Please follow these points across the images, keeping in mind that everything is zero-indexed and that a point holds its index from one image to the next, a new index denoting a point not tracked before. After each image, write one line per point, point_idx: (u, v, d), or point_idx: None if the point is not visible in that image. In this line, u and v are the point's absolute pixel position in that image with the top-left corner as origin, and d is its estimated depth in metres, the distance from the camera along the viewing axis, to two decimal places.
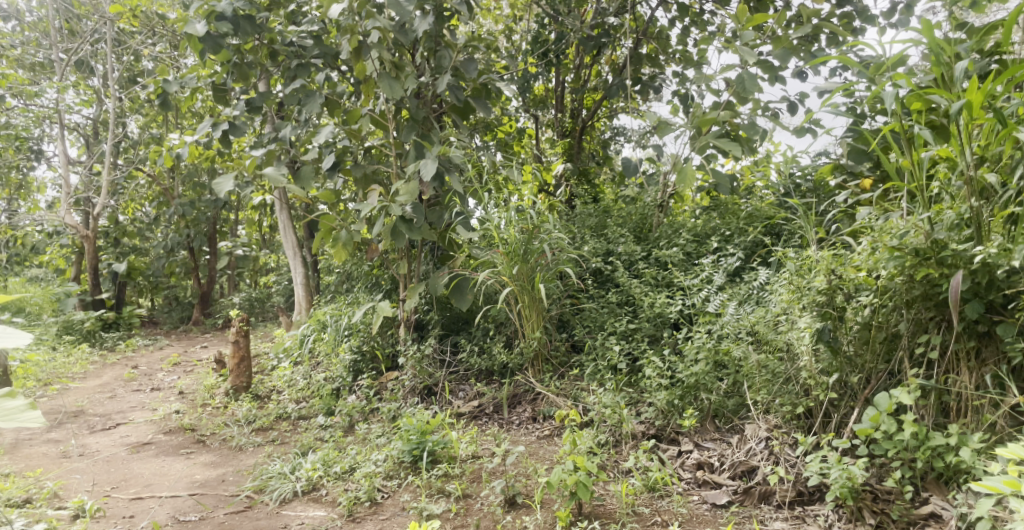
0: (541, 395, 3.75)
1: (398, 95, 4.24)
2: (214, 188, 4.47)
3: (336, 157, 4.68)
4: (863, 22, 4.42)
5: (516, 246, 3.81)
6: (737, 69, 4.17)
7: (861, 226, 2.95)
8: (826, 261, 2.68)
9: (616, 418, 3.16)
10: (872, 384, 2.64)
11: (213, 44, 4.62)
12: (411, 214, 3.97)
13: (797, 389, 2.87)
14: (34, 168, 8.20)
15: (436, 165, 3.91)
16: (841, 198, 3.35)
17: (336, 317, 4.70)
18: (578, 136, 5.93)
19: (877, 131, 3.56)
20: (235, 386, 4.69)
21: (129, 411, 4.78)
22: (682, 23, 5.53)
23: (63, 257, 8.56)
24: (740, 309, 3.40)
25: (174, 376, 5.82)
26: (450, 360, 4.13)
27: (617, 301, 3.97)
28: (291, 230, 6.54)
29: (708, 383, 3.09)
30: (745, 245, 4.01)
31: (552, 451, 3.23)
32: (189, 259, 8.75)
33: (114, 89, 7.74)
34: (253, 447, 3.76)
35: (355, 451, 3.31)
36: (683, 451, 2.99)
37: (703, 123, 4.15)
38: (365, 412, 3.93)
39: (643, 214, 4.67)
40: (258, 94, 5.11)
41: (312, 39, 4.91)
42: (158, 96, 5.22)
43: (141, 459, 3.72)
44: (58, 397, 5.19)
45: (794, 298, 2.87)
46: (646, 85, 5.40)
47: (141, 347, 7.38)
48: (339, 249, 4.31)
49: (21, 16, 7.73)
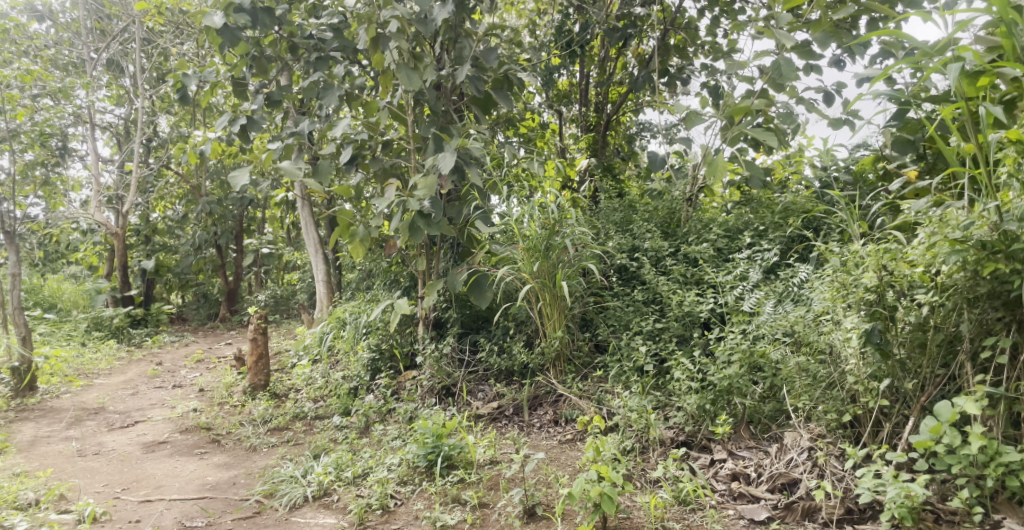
0: (564, 397, 3.59)
1: (417, 87, 4.09)
2: (229, 182, 4.37)
3: (354, 151, 4.56)
4: (906, 6, 4.14)
5: (538, 242, 3.65)
6: (772, 55, 3.95)
7: (911, 220, 2.72)
8: (876, 256, 2.49)
9: (642, 423, 2.99)
10: (929, 391, 2.43)
11: (230, 37, 4.45)
12: (430, 209, 3.82)
13: (842, 395, 2.66)
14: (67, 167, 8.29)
15: (456, 157, 3.76)
16: (892, 189, 3.13)
17: (355, 315, 4.58)
18: (603, 130, 5.75)
19: (929, 119, 3.33)
20: (253, 384, 4.59)
21: (148, 409, 4.71)
22: (712, 13, 5.30)
23: (92, 254, 8.61)
24: (778, 308, 3.19)
25: (196, 373, 5.77)
26: (469, 359, 3.99)
27: (644, 299, 3.78)
28: (312, 226, 6.45)
29: (743, 387, 2.90)
30: (781, 241, 3.80)
31: (575, 457, 3.06)
32: (216, 256, 8.73)
33: (142, 88, 7.74)
34: (267, 448, 3.65)
35: (370, 454, 3.18)
36: (716, 460, 2.80)
37: (736, 113, 3.91)
38: (382, 413, 3.80)
39: (670, 209, 4.45)
40: (277, 88, 5.00)
41: (331, 30, 4.78)
42: (178, 91, 5.15)
43: (155, 459, 3.64)
44: (82, 394, 5.15)
45: (838, 296, 2.66)
46: (673, 77, 5.22)
47: (167, 344, 7.36)
48: (356, 246, 4.18)
49: (55, 16, 7.77)
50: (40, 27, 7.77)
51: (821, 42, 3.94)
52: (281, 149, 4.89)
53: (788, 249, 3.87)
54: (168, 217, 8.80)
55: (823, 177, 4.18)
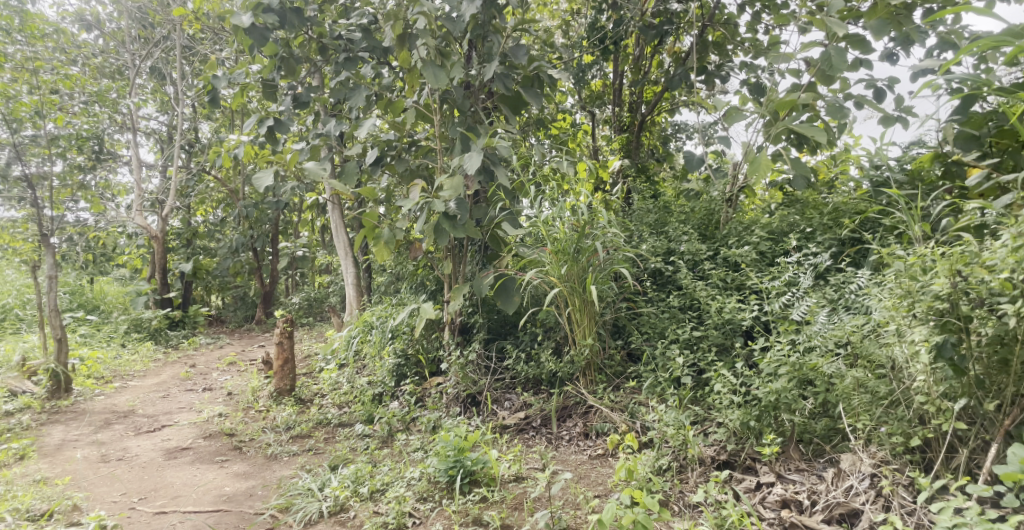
0: (594, 409, 3.40)
1: (444, 84, 3.90)
2: (253, 183, 4.27)
3: (379, 152, 4.43)
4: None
5: (567, 244, 3.47)
6: (821, 45, 3.69)
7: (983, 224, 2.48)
8: (947, 260, 2.22)
9: (679, 439, 2.79)
10: (1014, 414, 2.17)
11: (259, 37, 4.23)
12: (455, 211, 3.65)
13: (909, 416, 2.42)
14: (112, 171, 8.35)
15: (482, 157, 3.62)
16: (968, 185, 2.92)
17: (382, 319, 4.45)
18: (637, 131, 5.51)
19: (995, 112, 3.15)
20: (279, 389, 4.34)
21: (177, 413, 4.45)
22: (753, 9, 5.04)
23: (135, 256, 8.65)
24: (832, 317, 2.93)
25: (227, 376, 5.51)
26: (495, 366, 3.82)
27: (680, 305, 3.55)
28: (342, 228, 6.34)
29: (791, 403, 2.66)
30: (831, 244, 3.55)
31: (606, 475, 2.86)
32: (252, 259, 8.69)
33: (182, 95, 7.75)
34: (287, 457, 3.49)
35: (390, 467, 3.04)
36: (763, 484, 2.58)
37: (781, 107, 3.65)
38: (405, 421, 3.65)
39: (709, 210, 4.21)
40: (305, 89, 4.86)
41: (360, 30, 4.61)
42: (207, 93, 4.73)
43: (176, 466, 3.49)
44: (115, 396, 4.95)
45: (901, 304, 2.40)
46: (712, 74, 4.97)
47: (203, 347, 7.33)
48: (381, 248, 4.02)
49: (102, 25, 7.67)
50: (88, 37, 7.69)
51: (875, 29, 3.67)
52: (308, 151, 4.77)
53: (839, 253, 3.61)
54: (208, 221, 8.81)
55: (874, 177, 3.77)
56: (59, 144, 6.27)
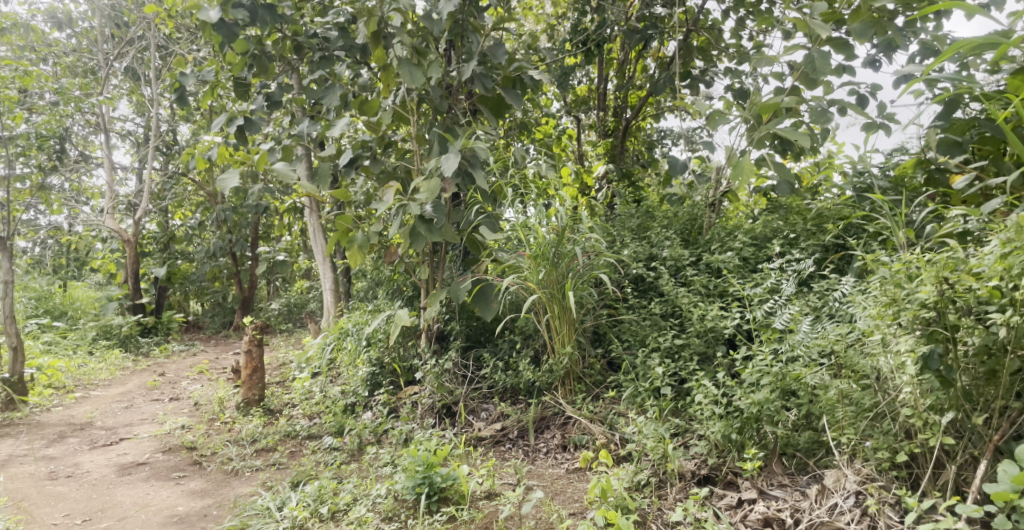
0: (573, 420, 3.29)
1: (420, 83, 3.78)
2: (219, 184, 4.12)
3: (354, 153, 4.29)
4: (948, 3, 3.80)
5: (546, 249, 3.36)
6: (804, 48, 3.61)
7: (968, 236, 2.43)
8: (934, 266, 2.13)
9: (659, 453, 2.70)
10: (1003, 428, 2.08)
11: (227, 33, 4.04)
12: (431, 214, 3.53)
13: (895, 430, 2.34)
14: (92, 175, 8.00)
15: (459, 159, 3.51)
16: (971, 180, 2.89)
17: (358, 326, 4.31)
18: (622, 136, 5.42)
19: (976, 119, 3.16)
20: (247, 399, 4.18)
21: (137, 425, 4.28)
22: (738, 14, 4.97)
23: (107, 261, 8.42)
24: (816, 326, 2.85)
25: (197, 384, 5.32)
26: (472, 375, 3.70)
27: (662, 312, 3.45)
28: (321, 233, 6.19)
29: (773, 415, 2.57)
30: (814, 249, 3.49)
31: (582, 491, 2.75)
32: (231, 265, 8.35)
33: (157, 96, 7.56)
34: (249, 472, 3.34)
35: (355, 484, 2.90)
36: (744, 501, 2.48)
37: (763, 110, 3.55)
38: (377, 433, 3.52)
39: (692, 216, 4.12)
40: (279, 88, 4.70)
41: (336, 29, 4.46)
42: (174, 91, 4.54)
43: (128, 483, 3.32)
44: (75, 406, 4.75)
45: (887, 312, 2.31)
46: (696, 79, 4.79)
47: (175, 354, 7.10)
48: (354, 253, 3.87)
49: (74, 24, 7.46)
50: (61, 36, 7.48)
51: (858, 33, 3.59)
52: (280, 152, 4.60)
53: (822, 260, 3.54)
54: (186, 224, 8.59)
55: (857, 184, 3.70)
56: (22, 144, 6.06)
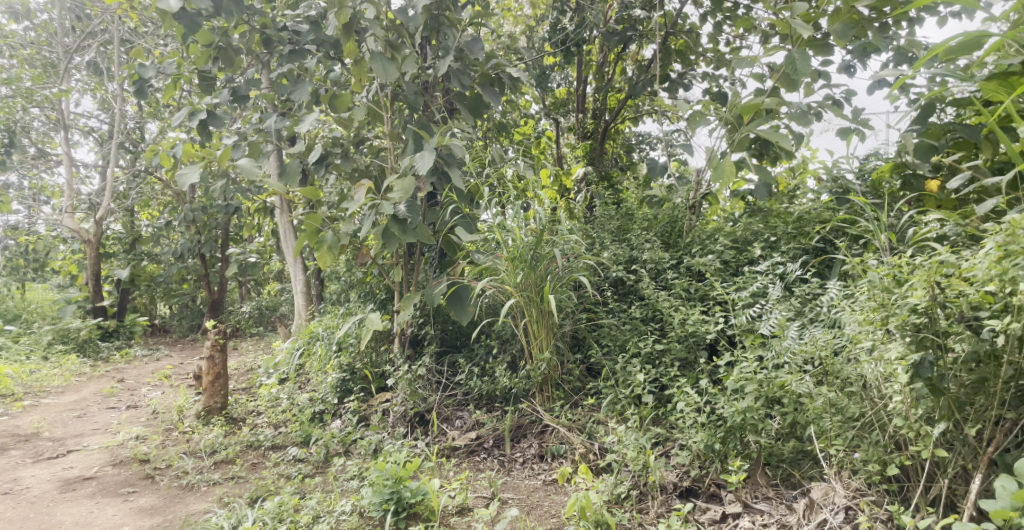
0: (550, 428, 3.17)
1: (393, 79, 3.62)
2: (177, 180, 3.94)
3: (325, 151, 4.14)
4: (923, 8, 3.75)
5: (523, 251, 3.24)
6: (786, 49, 3.50)
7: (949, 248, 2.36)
8: (925, 270, 2.06)
9: (640, 463, 2.59)
10: (996, 441, 2.02)
11: (189, 23, 3.84)
12: (405, 214, 3.39)
13: (884, 441, 2.27)
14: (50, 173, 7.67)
15: (434, 157, 3.39)
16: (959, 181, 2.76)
17: (328, 330, 4.14)
18: (600, 138, 5.32)
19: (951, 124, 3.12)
20: (208, 407, 3.98)
21: (87, 436, 4.05)
22: (715, 19, 4.90)
23: (67, 263, 8.10)
24: (801, 333, 2.76)
25: (157, 391, 5.10)
26: (447, 382, 3.55)
27: (642, 316, 3.36)
28: (292, 233, 5.98)
29: (758, 424, 2.48)
30: (796, 252, 3.41)
31: (559, 505, 2.65)
32: (199, 266, 8.06)
33: (119, 92, 7.26)
34: (206, 486, 3.16)
35: (318, 500, 2.74)
36: (729, 516, 2.40)
37: (744, 111, 3.43)
38: (345, 444, 3.37)
39: (671, 218, 4.02)
40: (245, 82, 4.50)
41: (307, 23, 4.28)
42: (132, 83, 4.32)
43: (71, 501, 3.12)
44: (21, 416, 4.49)
45: (876, 318, 2.22)
46: (675, 82, 4.73)
47: (137, 359, 6.80)
48: (324, 254, 3.68)
49: (32, 15, 7.13)
50: (17, 28, 7.15)
51: (837, 35, 3.50)
52: (247, 148, 4.40)
53: (803, 263, 3.48)
54: (152, 225, 8.30)
55: (836, 187, 3.64)
56: None
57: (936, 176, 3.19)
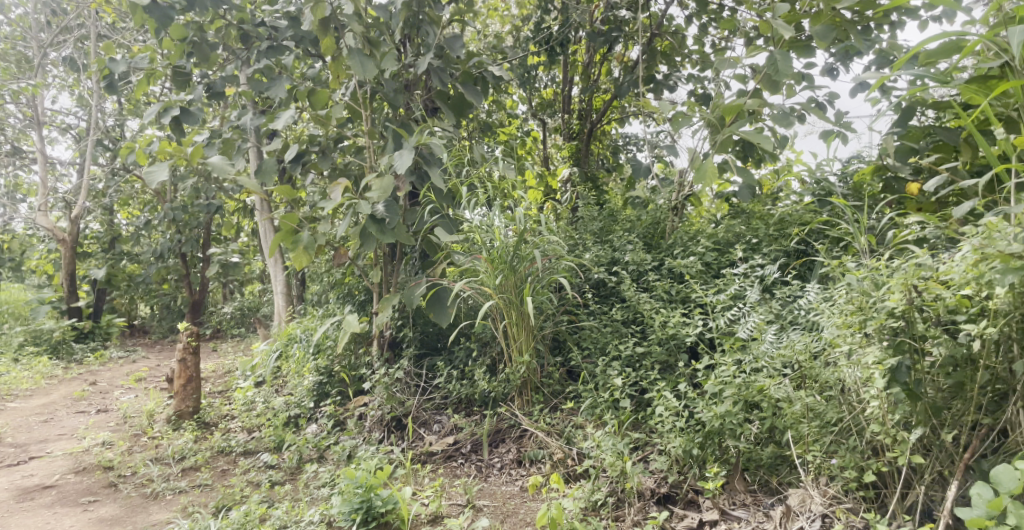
0: (528, 433, 3.12)
1: (372, 75, 3.54)
2: (146, 177, 3.84)
3: (301, 150, 4.06)
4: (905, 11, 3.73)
5: (502, 252, 3.18)
6: (768, 50, 3.47)
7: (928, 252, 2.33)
8: (902, 273, 2.03)
9: (618, 469, 2.54)
10: (972, 447, 2.01)
11: (161, 16, 3.71)
12: (382, 214, 3.33)
13: (861, 446, 2.25)
14: (24, 172, 7.51)
15: (413, 156, 3.33)
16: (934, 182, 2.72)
17: (306, 332, 4.06)
18: (586, 139, 5.28)
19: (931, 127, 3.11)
20: (179, 411, 3.90)
21: (53, 441, 3.94)
22: (700, 21, 4.87)
23: (43, 262, 7.95)
24: (781, 336, 2.73)
25: (130, 394, 4.99)
26: (425, 385, 3.49)
27: (623, 319, 3.32)
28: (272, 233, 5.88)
29: (736, 428, 2.45)
30: (777, 255, 3.39)
31: (534, 513, 2.60)
32: (179, 266, 7.93)
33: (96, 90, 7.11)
34: (172, 495, 3.08)
35: (285, 510, 2.67)
36: (705, 523, 2.36)
37: (726, 112, 3.39)
38: (318, 449, 3.30)
39: (654, 219, 3.99)
40: (221, 78, 4.40)
41: (285, 18, 4.19)
42: (102, 78, 4.21)
43: (29, 510, 3.03)
44: None
45: (854, 322, 2.20)
46: (660, 83, 4.70)
47: (111, 361, 6.68)
48: (299, 254, 3.60)
49: (6, 10, 6.97)
50: None
51: (820, 36, 3.47)
52: (223, 146, 4.31)
53: (784, 265, 3.45)
54: (130, 225, 8.15)
55: (818, 190, 3.63)
56: None
57: (917, 179, 3.16)
